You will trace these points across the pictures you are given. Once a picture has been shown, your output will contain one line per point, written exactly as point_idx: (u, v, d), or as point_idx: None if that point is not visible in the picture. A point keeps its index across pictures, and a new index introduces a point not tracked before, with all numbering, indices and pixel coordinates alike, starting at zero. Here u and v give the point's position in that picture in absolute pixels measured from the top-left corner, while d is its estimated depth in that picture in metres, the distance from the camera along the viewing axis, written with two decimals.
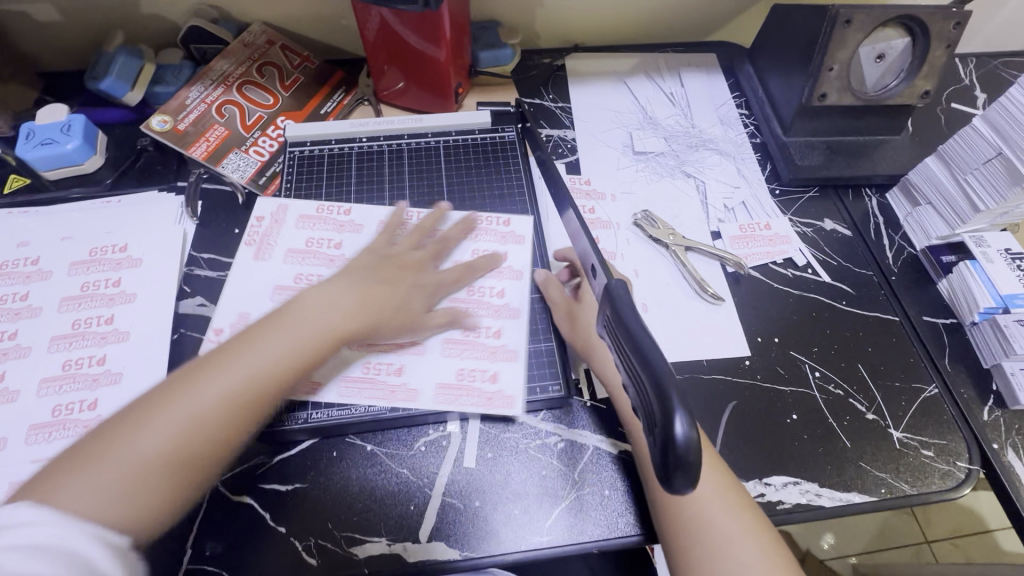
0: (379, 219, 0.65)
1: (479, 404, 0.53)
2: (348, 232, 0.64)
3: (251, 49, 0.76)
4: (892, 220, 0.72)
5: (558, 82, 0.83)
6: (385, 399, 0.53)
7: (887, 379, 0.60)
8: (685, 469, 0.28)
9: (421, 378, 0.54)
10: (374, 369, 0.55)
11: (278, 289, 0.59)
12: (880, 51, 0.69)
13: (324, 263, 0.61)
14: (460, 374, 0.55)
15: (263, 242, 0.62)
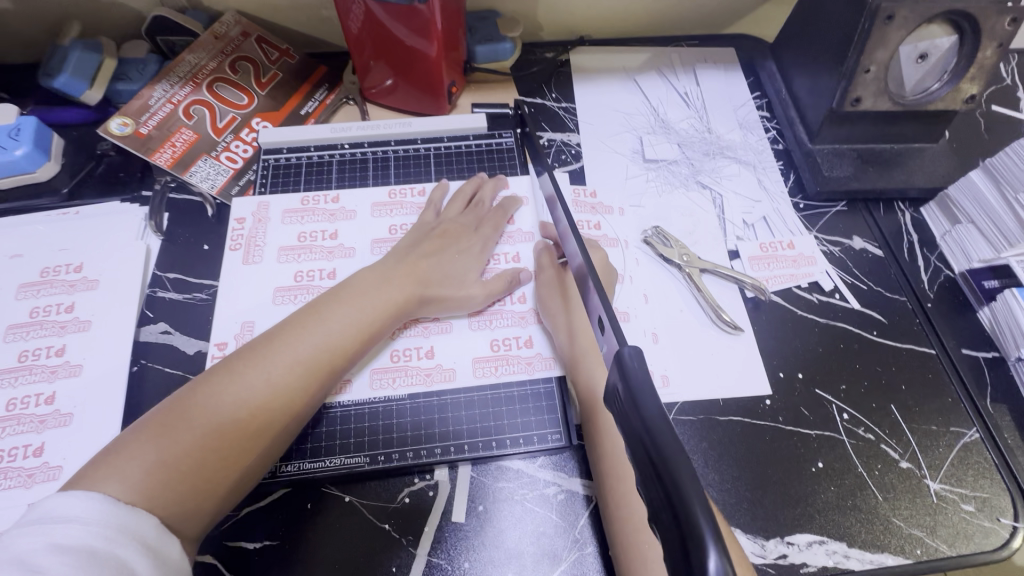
0: (373, 241, 0.59)
1: (529, 391, 0.53)
2: (342, 221, 0.60)
3: (224, 42, 0.69)
4: (928, 238, 0.65)
5: (562, 80, 0.76)
6: (422, 382, 0.52)
7: (923, 422, 0.54)
8: None
9: (456, 357, 0.54)
10: (405, 355, 0.54)
11: (278, 292, 0.55)
12: (923, 51, 0.61)
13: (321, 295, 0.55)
14: (494, 346, 0.55)
15: (249, 244, 0.58)
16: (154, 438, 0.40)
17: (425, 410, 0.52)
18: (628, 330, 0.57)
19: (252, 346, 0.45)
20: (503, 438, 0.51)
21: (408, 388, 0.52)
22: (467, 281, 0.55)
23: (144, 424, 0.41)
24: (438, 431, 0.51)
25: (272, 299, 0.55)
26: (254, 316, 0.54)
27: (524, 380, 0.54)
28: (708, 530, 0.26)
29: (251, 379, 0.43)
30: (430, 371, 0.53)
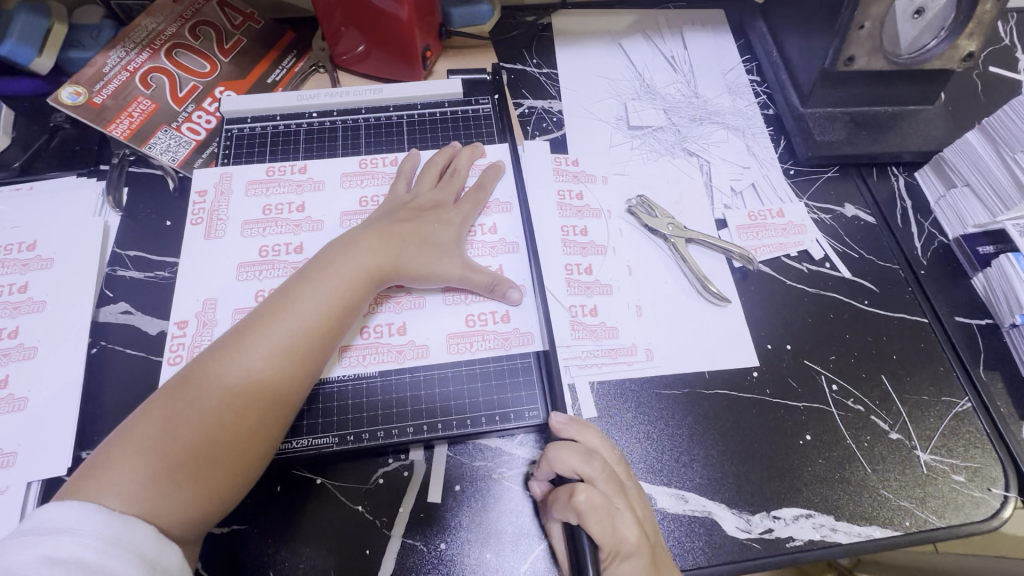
0: (342, 213, 0.56)
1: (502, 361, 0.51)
2: (310, 192, 0.57)
3: (183, 6, 0.65)
4: (921, 205, 0.63)
5: (543, 44, 0.72)
6: (394, 360, 0.50)
7: (914, 392, 0.53)
8: None
9: (428, 332, 0.52)
10: (376, 331, 0.51)
11: (242, 267, 0.52)
12: (919, 5, 0.57)
13: (287, 271, 0.52)
14: (469, 321, 0.52)
15: (212, 218, 0.55)
16: (140, 448, 0.39)
17: (398, 387, 0.50)
18: (611, 303, 0.55)
19: (224, 342, 0.43)
20: (480, 415, 0.49)
21: (380, 367, 0.50)
22: (447, 248, 0.52)
23: (128, 436, 0.39)
24: (414, 410, 0.49)
25: (237, 274, 0.52)
26: (216, 293, 0.51)
27: (503, 358, 0.52)
28: None
29: (230, 377, 0.41)
30: (402, 347, 0.51)
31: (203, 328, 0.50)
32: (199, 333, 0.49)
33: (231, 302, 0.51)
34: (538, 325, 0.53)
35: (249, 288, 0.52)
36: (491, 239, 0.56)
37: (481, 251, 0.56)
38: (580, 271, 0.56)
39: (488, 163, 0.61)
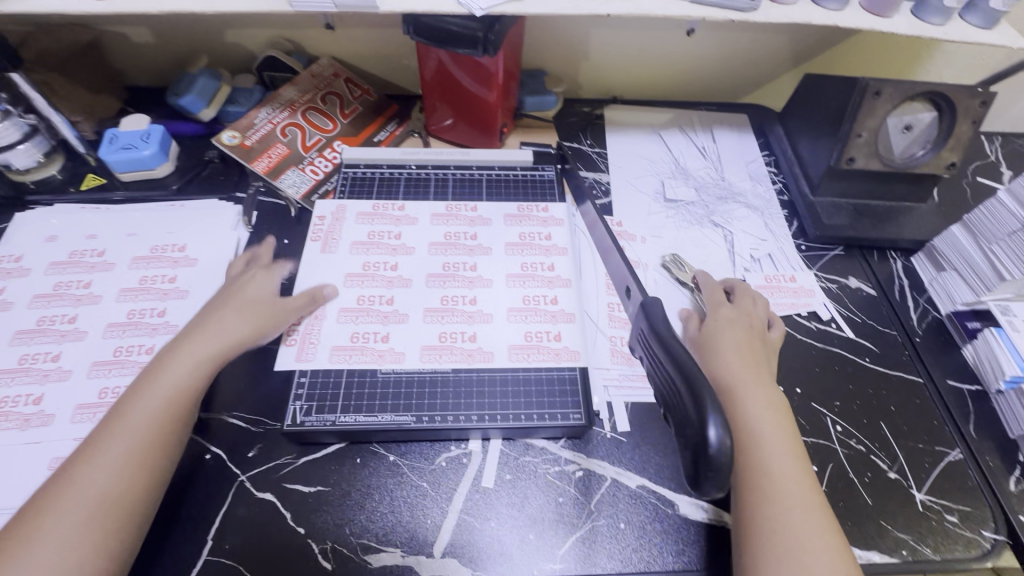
0: (429, 242, 0.69)
1: (549, 359, 0.60)
2: (405, 225, 0.70)
3: (318, 80, 0.83)
4: (917, 283, 0.73)
5: (596, 129, 0.88)
6: (466, 359, 0.59)
7: (910, 440, 0.60)
8: (715, 470, 0.32)
9: (493, 341, 0.61)
10: (452, 337, 0.61)
11: (349, 277, 0.65)
12: (907, 122, 0.72)
13: (383, 283, 0.65)
14: (528, 336, 0.62)
15: (327, 237, 0.68)
16: (46, 509, 0.42)
17: (466, 382, 0.59)
18: None
19: (124, 401, 0.49)
20: (533, 413, 0.57)
21: (454, 365, 0.59)
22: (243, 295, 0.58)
23: (37, 503, 0.43)
24: (476, 402, 0.57)
25: (345, 281, 0.65)
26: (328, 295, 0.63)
27: (553, 367, 0.60)
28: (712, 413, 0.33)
29: (127, 427, 0.47)
30: (473, 350, 0.60)
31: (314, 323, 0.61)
32: (311, 325, 0.61)
33: (339, 303, 0.63)
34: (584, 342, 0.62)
35: (352, 293, 0.64)
36: (548, 275, 0.67)
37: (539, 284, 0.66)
38: (621, 309, 0.67)
39: (548, 217, 0.73)
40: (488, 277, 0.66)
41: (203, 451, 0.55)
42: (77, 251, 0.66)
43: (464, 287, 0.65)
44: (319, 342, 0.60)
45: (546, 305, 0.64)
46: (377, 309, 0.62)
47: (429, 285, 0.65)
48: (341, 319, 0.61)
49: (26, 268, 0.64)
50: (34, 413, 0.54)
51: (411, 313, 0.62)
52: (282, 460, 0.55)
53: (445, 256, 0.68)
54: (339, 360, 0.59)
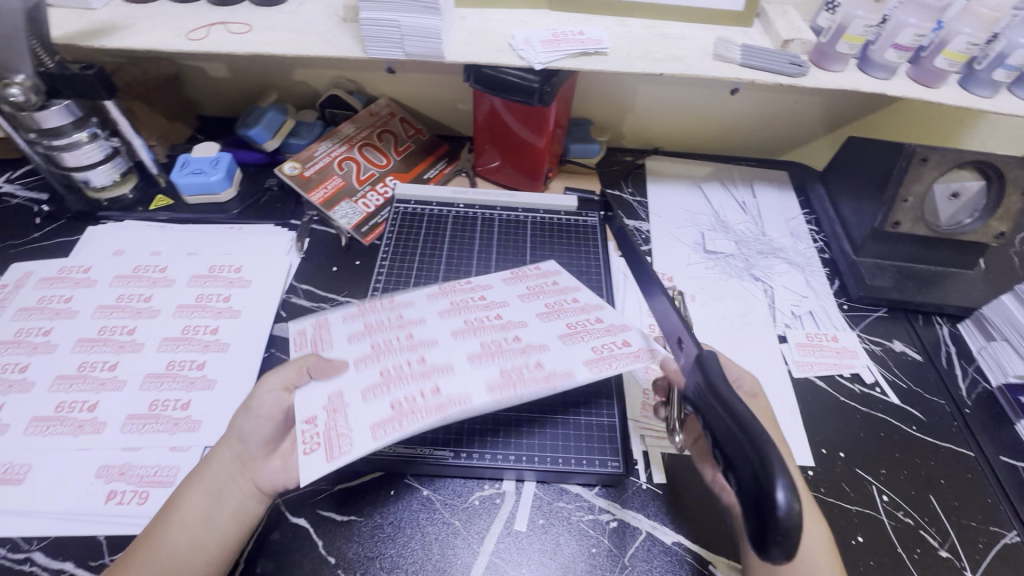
0: (439, 308, 0.58)
1: (633, 361, 0.52)
2: (403, 304, 0.59)
3: (375, 118, 0.87)
4: (965, 352, 0.72)
5: (638, 179, 0.90)
6: (545, 385, 0.50)
7: (962, 517, 0.57)
8: (785, 537, 0.28)
9: (563, 359, 0.53)
10: (515, 369, 0.51)
11: (357, 361, 0.52)
12: (955, 189, 0.72)
13: (405, 351, 0.53)
14: (596, 350, 0.54)
15: (315, 345, 0.54)
16: None
17: (506, 421, 0.59)
18: None
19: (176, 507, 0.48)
20: (571, 458, 0.57)
21: (528, 393, 0.50)
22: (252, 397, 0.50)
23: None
24: (515, 442, 0.57)
25: (353, 367, 0.51)
26: (340, 386, 0.50)
27: (591, 412, 0.60)
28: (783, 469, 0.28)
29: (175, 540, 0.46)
30: (545, 377, 0.51)
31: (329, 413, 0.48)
32: (330, 416, 0.47)
33: (354, 385, 0.50)
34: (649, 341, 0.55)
35: (371, 370, 0.51)
36: (576, 304, 0.60)
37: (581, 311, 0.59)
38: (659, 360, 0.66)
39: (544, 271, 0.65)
40: (525, 317, 0.58)
41: None
42: (141, 266, 0.70)
43: (499, 332, 0.56)
44: (353, 429, 0.46)
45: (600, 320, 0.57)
46: (415, 376, 0.51)
47: (463, 338, 0.55)
48: (368, 398, 0.49)
49: (93, 279, 0.68)
50: (87, 420, 0.56)
51: (456, 367, 0.52)
52: (318, 486, 0.55)
53: (461, 313, 0.58)
54: (386, 433, 0.46)
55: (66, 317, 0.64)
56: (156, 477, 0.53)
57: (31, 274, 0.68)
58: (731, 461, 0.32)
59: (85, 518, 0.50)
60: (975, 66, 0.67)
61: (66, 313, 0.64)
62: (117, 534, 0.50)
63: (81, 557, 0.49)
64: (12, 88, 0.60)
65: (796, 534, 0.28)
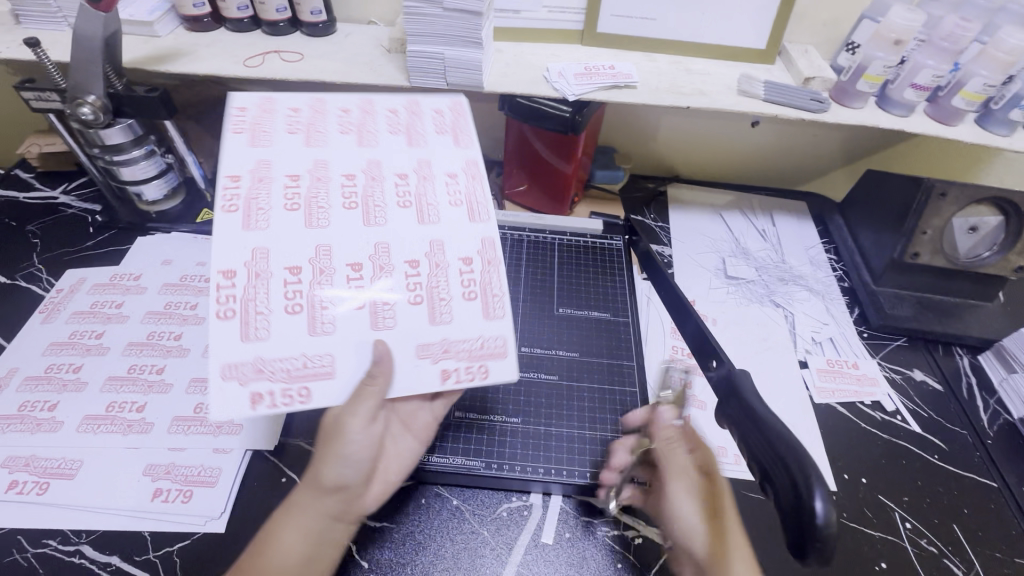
0: (290, 209, 0.48)
1: (474, 170, 0.55)
2: (259, 236, 0.47)
3: None
4: (986, 383, 0.72)
5: (660, 205, 0.93)
6: (474, 165, 0.55)
7: (986, 547, 0.57)
8: (822, 542, 0.29)
9: (440, 154, 0.55)
10: (458, 176, 0.54)
11: (371, 322, 0.47)
12: (973, 224, 0.74)
13: (374, 266, 0.49)
14: (420, 163, 0.54)
15: (277, 369, 0.45)
16: None
17: (535, 436, 0.60)
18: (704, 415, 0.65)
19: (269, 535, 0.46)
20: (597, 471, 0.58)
21: (484, 199, 0.54)
22: (348, 438, 0.48)
23: None
24: (543, 456, 0.59)
25: (373, 325, 0.47)
26: (415, 336, 0.48)
27: (617, 429, 0.61)
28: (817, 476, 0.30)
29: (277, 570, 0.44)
30: (474, 178, 0.54)
31: (443, 377, 0.48)
32: (450, 356, 0.49)
33: (414, 336, 0.48)
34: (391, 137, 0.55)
35: (400, 305, 0.48)
36: (360, 178, 0.52)
37: (386, 123, 0.56)
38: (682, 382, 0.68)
39: (318, 170, 0.51)
40: (354, 170, 0.52)
41: (280, 474, 0.58)
42: (188, 276, 0.74)
43: (383, 182, 0.52)
44: (480, 334, 0.49)
45: (400, 111, 0.57)
46: (430, 268, 0.50)
47: (385, 218, 0.50)
48: (445, 319, 0.49)
49: (142, 287, 0.72)
50: (136, 420, 0.58)
51: (437, 229, 0.51)
52: None
53: (333, 188, 0.50)
54: (495, 312, 0.50)
55: (117, 322, 0.67)
56: (200, 477, 0.55)
57: (85, 280, 0.72)
58: (768, 472, 0.34)
59: (132, 514, 0.53)
60: (992, 105, 0.70)
61: (117, 318, 0.68)
62: (162, 531, 0.52)
63: (127, 551, 0.51)
64: (84, 107, 0.64)
65: (834, 540, 0.29)
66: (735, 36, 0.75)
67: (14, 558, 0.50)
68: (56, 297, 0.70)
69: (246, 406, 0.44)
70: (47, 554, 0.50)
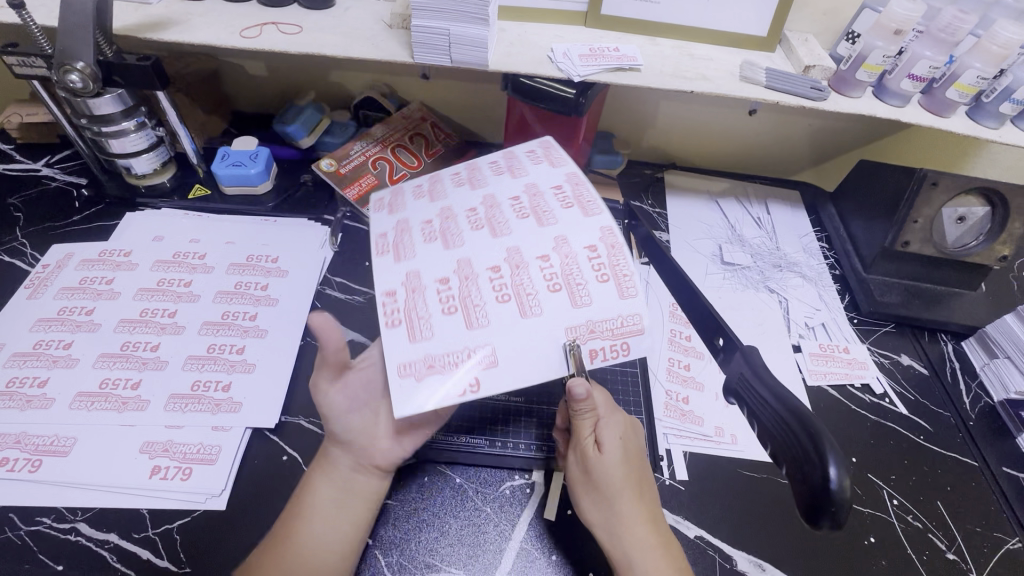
0: (436, 243, 0.53)
1: (578, 179, 0.57)
2: (412, 262, 0.52)
3: (408, 121, 0.88)
4: (969, 368, 0.75)
5: (658, 191, 0.94)
6: (577, 177, 0.57)
7: (967, 523, 0.60)
8: (833, 507, 0.32)
9: (545, 175, 0.58)
10: (564, 188, 0.56)
11: (523, 308, 0.48)
12: (961, 214, 0.75)
13: (514, 267, 0.50)
14: (529, 187, 0.57)
15: (438, 356, 0.47)
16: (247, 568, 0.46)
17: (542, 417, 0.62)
18: (702, 397, 0.66)
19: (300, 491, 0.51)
20: None
21: (591, 195, 0.55)
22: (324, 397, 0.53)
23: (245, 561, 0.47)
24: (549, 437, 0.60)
25: (522, 311, 0.48)
26: (575, 319, 0.48)
27: (621, 409, 0.63)
28: (832, 448, 0.33)
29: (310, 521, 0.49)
30: (578, 186, 0.57)
31: (590, 357, 0.48)
32: (596, 336, 0.48)
33: (560, 318, 0.48)
34: (500, 176, 0.59)
35: (558, 296, 0.49)
36: (486, 211, 0.55)
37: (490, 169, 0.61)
38: (680, 365, 0.69)
39: (446, 212, 0.56)
40: (475, 204, 0.56)
41: (280, 452, 0.57)
42: (181, 253, 0.72)
43: (501, 206, 0.55)
44: (619, 313, 0.48)
45: (500, 159, 0.62)
46: (561, 260, 0.50)
47: (510, 228, 0.53)
48: (585, 300, 0.49)
49: (134, 263, 0.70)
50: (132, 398, 0.57)
51: (557, 227, 0.52)
52: None
53: (464, 220, 0.55)
54: (626, 290, 0.49)
55: (109, 298, 0.65)
56: (200, 454, 0.54)
57: (73, 255, 0.70)
58: (779, 442, 0.36)
59: (129, 491, 0.52)
60: (983, 98, 0.71)
61: (108, 294, 0.66)
62: (161, 508, 0.51)
63: (125, 529, 0.50)
64: (72, 75, 0.61)
65: (847, 504, 0.32)
66: (739, 23, 0.75)
67: (8, 536, 0.49)
68: (43, 272, 0.68)
69: (422, 395, 0.45)
70: (41, 531, 0.49)
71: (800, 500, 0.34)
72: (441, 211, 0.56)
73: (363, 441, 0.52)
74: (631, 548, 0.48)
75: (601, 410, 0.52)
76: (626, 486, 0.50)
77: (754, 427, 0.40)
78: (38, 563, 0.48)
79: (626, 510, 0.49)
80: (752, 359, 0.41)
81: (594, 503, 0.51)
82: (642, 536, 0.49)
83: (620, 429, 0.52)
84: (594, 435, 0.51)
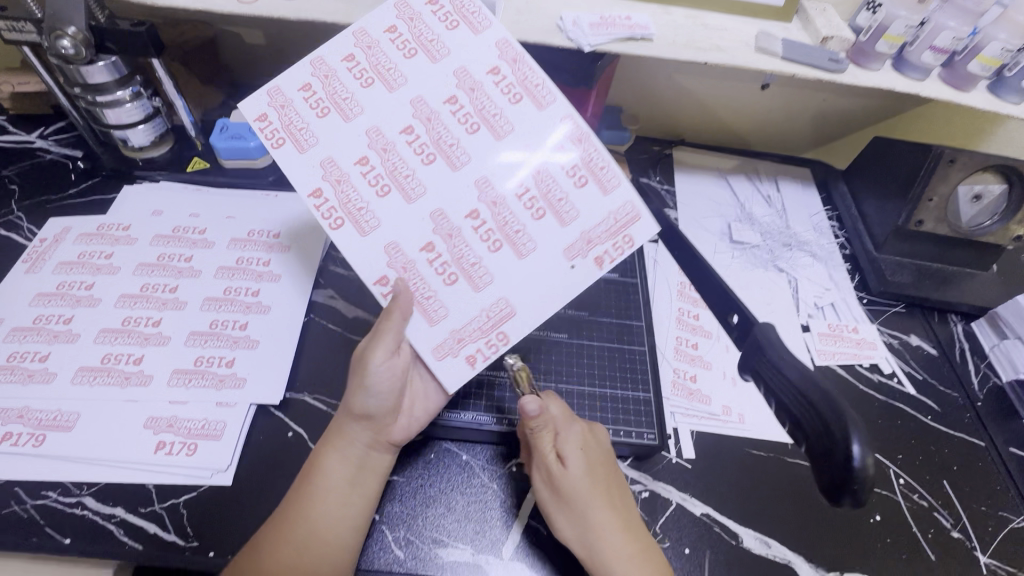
0: (406, 199, 0.50)
1: (511, 56, 0.50)
2: (382, 228, 0.49)
3: None
4: (978, 349, 0.74)
5: (666, 168, 0.92)
6: (510, 49, 0.50)
7: (973, 501, 0.60)
8: (858, 485, 0.32)
9: (470, 54, 0.51)
10: (498, 74, 0.50)
11: (518, 248, 0.50)
12: (977, 192, 0.74)
13: (494, 205, 0.50)
14: (460, 76, 0.51)
15: (463, 325, 0.50)
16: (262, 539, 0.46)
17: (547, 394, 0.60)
18: (710, 375, 0.65)
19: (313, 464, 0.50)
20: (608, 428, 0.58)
21: (538, 78, 0.50)
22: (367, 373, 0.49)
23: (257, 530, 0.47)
24: None
25: (518, 253, 0.50)
26: (569, 239, 0.50)
27: (628, 386, 0.61)
28: (856, 425, 0.32)
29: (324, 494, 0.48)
30: (515, 61, 0.50)
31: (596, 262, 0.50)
32: (592, 244, 0.50)
33: (557, 242, 0.50)
34: (417, 64, 0.51)
35: (548, 234, 0.50)
36: (425, 130, 0.50)
37: (394, 45, 0.51)
38: (688, 344, 0.68)
39: (383, 142, 0.50)
40: (407, 120, 0.50)
41: (286, 428, 0.56)
42: (181, 227, 0.70)
43: (439, 117, 0.50)
44: (597, 217, 0.50)
45: (399, 24, 0.51)
46: (537, 178, 0.50)
47: (465, 154, 0.50)
48: (572, 215, 0.50)
49: (133, 237, 0.68)
50: (134, 373, 0.56)
51: (517, 134, 0.50)
52: None
53: (406, 152, 0.50)
54: (607, 185, 0.50)
55: (108, 272, 0.64)
56: (205, 430, 0.54)
57: (70, 228, 0.69)
58: (798, 419, 0.36)
59: (134, 465, 0.51)
60: (1005, 71, 0.69)
61: (108, 269, 0.65)
62: (167, 483, 0.51)
63: (132, 503, 0.50)
64: (64, 40, 0.60)
65: (870, 482, 0.32)
66: None
67: (14, 509, 0.49)
68: (40, 247, 0.67)
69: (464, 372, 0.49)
70: (47, 505, 0.49)
71: (821, 478, 0.34)
72: (373, 141, 0.50)
73: (386, 420, 0.51)
74: (610, 558, 0.48)
75: (559, 423, 0.52)
76: (597, 493, 0.50)
77: (771, 405, 0.39)
78: (45, 536, 0.48)
79: (598, 519, 0.49)
80: (770, 337, 0.40)
81: (567, 520, 0.49)
82: (619, 545, 0.48)
83: (579, 439, 0.52)
84: (555, 448, 0.51)
